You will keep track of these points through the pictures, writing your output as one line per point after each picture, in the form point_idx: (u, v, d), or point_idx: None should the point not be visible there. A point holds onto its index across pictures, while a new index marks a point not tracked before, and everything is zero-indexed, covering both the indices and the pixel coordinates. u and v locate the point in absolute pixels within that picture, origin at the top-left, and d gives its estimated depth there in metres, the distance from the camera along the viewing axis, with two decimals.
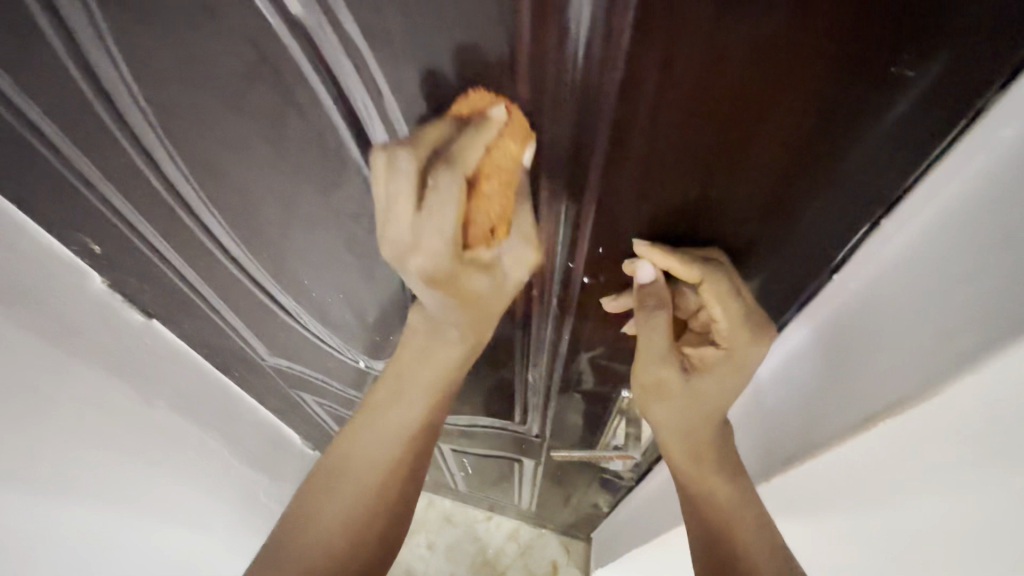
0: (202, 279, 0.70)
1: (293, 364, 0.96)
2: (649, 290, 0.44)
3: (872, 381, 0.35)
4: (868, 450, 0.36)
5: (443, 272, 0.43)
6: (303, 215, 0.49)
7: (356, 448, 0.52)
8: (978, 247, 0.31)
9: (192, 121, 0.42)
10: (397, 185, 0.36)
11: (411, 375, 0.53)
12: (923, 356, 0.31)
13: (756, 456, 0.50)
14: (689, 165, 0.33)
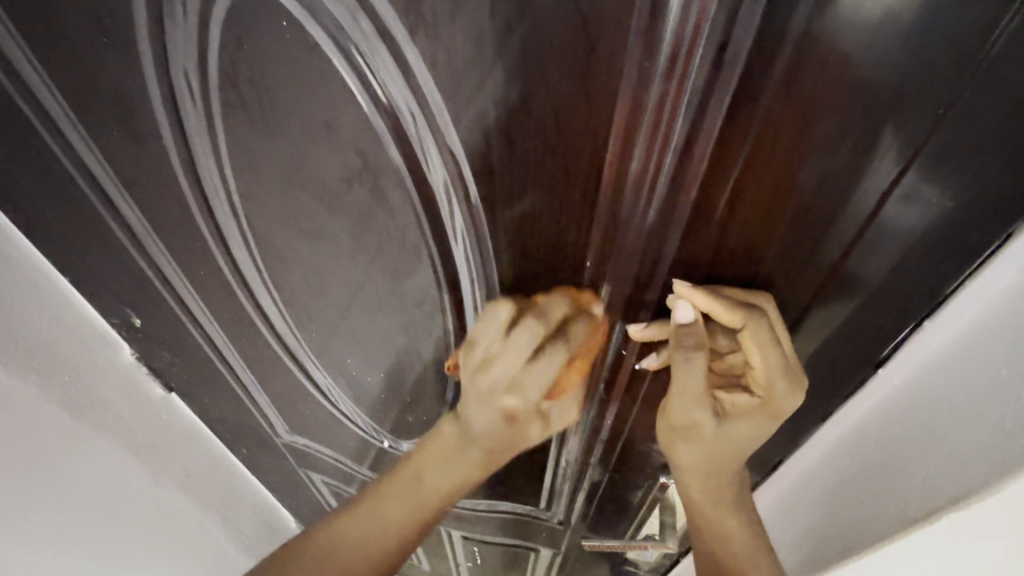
0: (240, 359, 0.70)
1: (310, 442, 0.94)
2: (687, 331, 0.40)
3: (927, 478, 0.37)
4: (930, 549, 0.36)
5: (522, 414, 0.47)
6: (365, 299, 0.53)
7: (382, 516, 0.49)
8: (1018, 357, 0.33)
9: (281, 213, 0.46)
10: (516, 343, 0.42)
11: (447, 469, 0.49)
12: (981, 455, 0.33)
13: (803, 550, 0.50)
14: (751, 267, 0.38)
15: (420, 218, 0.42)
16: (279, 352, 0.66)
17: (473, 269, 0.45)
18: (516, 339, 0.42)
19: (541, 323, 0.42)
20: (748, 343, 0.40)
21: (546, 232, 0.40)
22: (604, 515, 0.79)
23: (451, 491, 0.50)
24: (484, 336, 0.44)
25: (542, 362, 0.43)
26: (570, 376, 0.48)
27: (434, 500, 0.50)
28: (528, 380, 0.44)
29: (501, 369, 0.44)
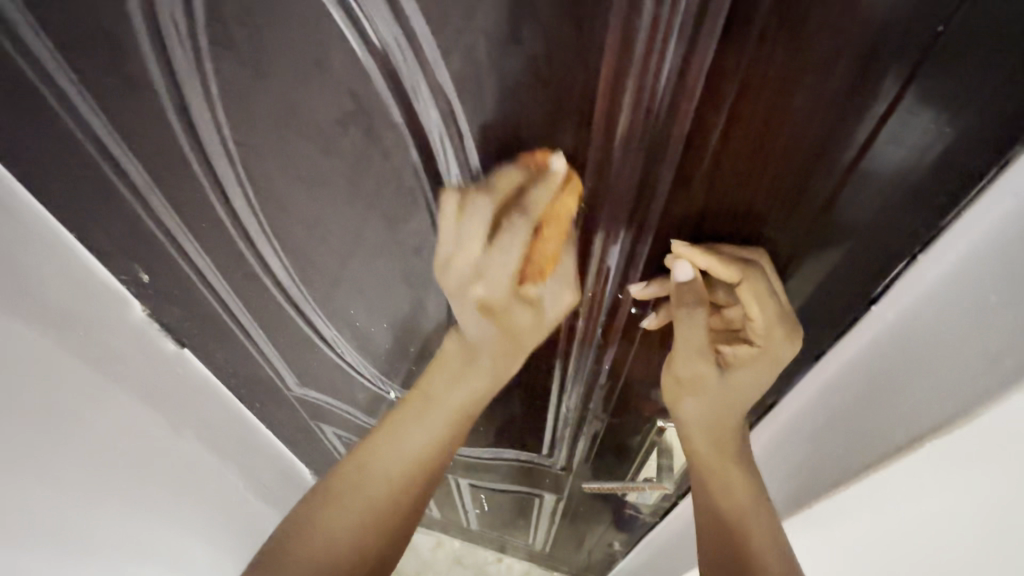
0: (247, 312, 0.72)
1: (320, 395, 0.97)
2: (687, 289, 0.43)
3: (908, 409, 0.38)
4: (910, 475, 0.38)
5: (499, 305, 0.48)
6: (365, 247, 0.53)
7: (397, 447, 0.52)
8: (1001, 288, 0.33)
9: (277, 161, 0.46)
10: (474, 213, 0.40)
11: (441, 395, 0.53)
12: (960, 386, 0.33)
13: (791, 484, 0.52)
14: (746, 203, 0.37)
15: (414, 160, 0.42)
16: (285, 303, 0.68)
17: None
18: (500, 227, 0.41)
19: (522, 218, 0.40)
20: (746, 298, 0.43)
21: (537, 174, 0.39)
22: (604, 459, 0.82)
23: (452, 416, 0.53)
24: (446, 225, 0.42)
25: (506, 240, 0.42)
26: (547, 248, 0.43)
27: (447, 426, 0.53)
28: (493, 268, 0.44)
29: (466, 256, 0.44)
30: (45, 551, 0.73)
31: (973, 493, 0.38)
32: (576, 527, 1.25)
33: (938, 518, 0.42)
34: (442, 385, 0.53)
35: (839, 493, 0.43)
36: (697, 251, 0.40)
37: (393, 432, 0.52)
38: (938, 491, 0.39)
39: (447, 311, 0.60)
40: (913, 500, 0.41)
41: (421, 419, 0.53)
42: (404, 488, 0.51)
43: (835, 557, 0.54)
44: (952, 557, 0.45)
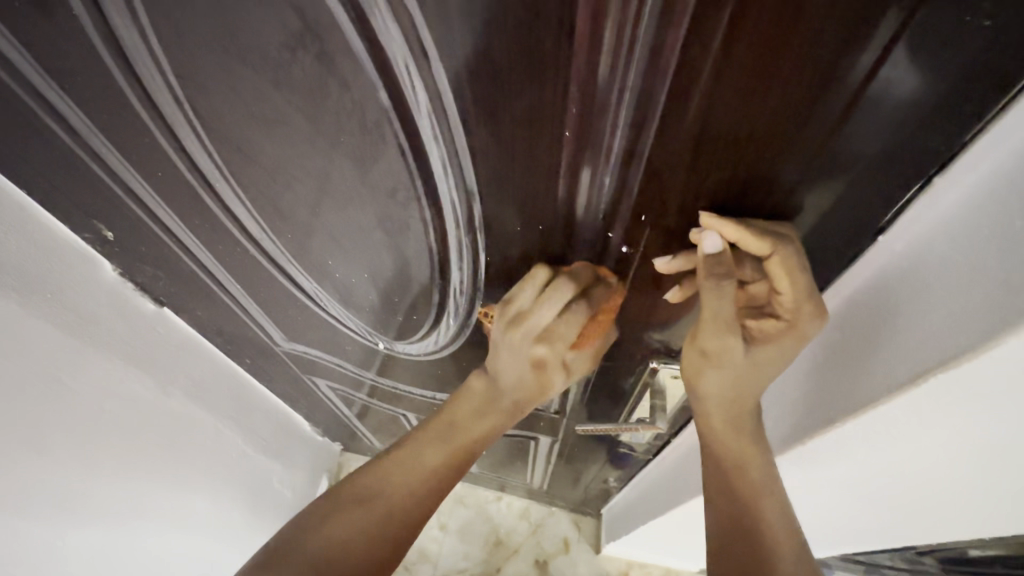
0: (220, 266, 0.69)
1: (308, 349, 0.95)
2: (716, 260, 0.42)
3: (911, 344, 0.36)
4: (909, 411, 0.37)
5: (550, 362, 0.57)
6: (335, 192, 0.49)
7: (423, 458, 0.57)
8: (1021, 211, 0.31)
9: (226, 97, 0.42)
10: (556, 293, 0.50)
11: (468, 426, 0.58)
12: (970, 316, 0.31)
13: (785, 420, 0.51)
14: (746, 131, 0.34)
15: (376, 87, 0.38)
16: (259, 257, 0.64)
17: (442, 150, 0.41)
18: (541, 310, 0.51)
19: (569, 288, 0.50)
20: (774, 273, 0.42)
21: (515, 98, 0.35)
22: (597, 403, 0.82)
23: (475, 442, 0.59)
24: (522, 296, 0.52)
25: (571, 316, 0.52)
26: (594, 329, 0.57)
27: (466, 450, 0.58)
28: (559, 334, 0.54)
29: (537, 320, 0.53)
30: (41, 510, 0.73)
31: (968, 426, 0.37)
32: (573, 466, 1.28)
33: (932, 447, 0.41)
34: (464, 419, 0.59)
35: (836, 430, 0.42)
36: (727, 223, 0.39)
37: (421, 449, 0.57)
38: (941, 424, 0.38)
39: (428, 259, 0.57)
40: (911, 434, 0.40)
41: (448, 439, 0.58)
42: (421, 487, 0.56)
43: (821, 484, 0.55)
44: (937, 473, 0.46)
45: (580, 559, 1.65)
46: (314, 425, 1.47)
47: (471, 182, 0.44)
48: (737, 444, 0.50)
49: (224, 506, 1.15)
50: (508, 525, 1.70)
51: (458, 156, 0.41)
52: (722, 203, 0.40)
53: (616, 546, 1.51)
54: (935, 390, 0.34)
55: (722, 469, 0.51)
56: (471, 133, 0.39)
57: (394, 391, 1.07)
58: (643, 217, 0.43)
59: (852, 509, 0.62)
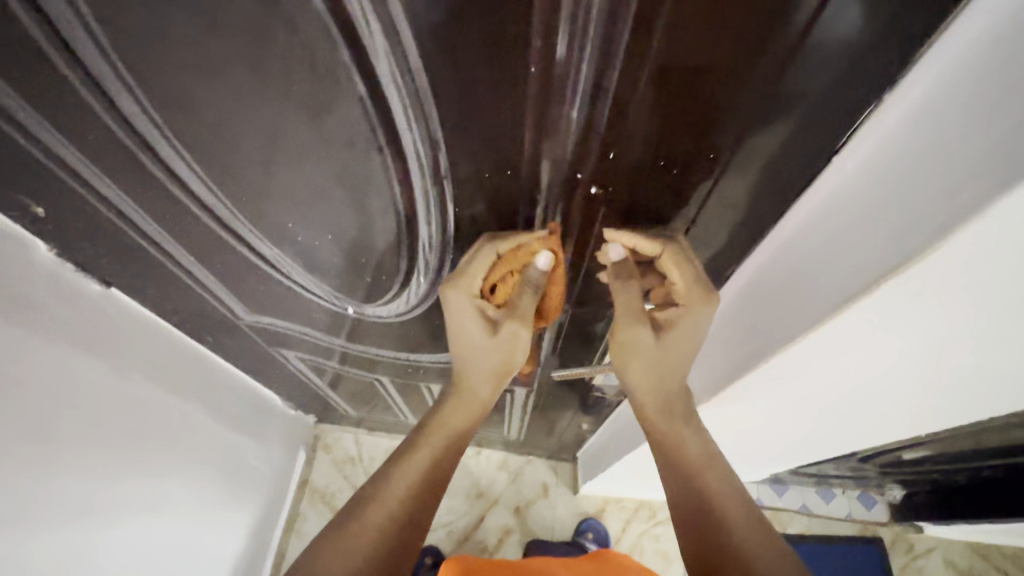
0: (170, 239, 0.64)
1: (273, 321, 0.92)
2: (620, 265, 0.54)
3: (861, 258, 0.39)
4: (858, 320, 0.40)
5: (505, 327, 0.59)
6: (291, 148, 0.47)
7: (411, 470, 0.58)
8: (966, 121, 0.32)
9: (162, 48, 0.38)
10: (479, 264, 0.56)
11: (450, 417, 0.62)
12: (913, 228, 0.34)
13: (746, 344, 0.55)
14: (708, 56, 0.34)
15: (328, 26, 0.35)
16: (211, 224, 0.61)
17: (403, 92, 0.40)
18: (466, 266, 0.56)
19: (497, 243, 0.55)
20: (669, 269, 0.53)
21: (477, 28, 0.34)
22: (570, 349, 0.85)
23: (459, 437, 0.62)
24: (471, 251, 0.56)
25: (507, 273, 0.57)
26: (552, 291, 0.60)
27: (452, 449, 0.62)
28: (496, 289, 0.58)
29: (472, 279, 0.57)
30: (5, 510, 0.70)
31: (911, 336, 0.41)
32: (548, 415, 1.33)
33: (876, 356, 0.45)
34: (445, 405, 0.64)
35: (795, 346, 0.45)
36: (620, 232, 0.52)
37: (409, 462, 0.59)
38: (886, 334, 0.41)
39: (394, 214, 0.56)
40: (860, 344, 0.43)
41: (431, 444, 0.61)
42: (415, 505, 0.57)
43: (780, 401, 0.59)
44: (880, 380, 0.50)
45: (559, 500, 1.74)
46: (286, 399, 1.45)
47: (433, 127, 0.42)
48: (666, 424, 0.59)
49: (200, 486, 1.14)
50: (489, 477, 1.76)
51: (420, 99, 0.40)
52: (687, 138, 0.40)
53: (592, 485, 1.59)
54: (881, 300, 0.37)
55: (664, 450, 0.59)
56: (432, 73, 0.38)
57: (366, 356, 1.06)
58: (612, 154, 0.42)
59: (804, 420, 0.67)
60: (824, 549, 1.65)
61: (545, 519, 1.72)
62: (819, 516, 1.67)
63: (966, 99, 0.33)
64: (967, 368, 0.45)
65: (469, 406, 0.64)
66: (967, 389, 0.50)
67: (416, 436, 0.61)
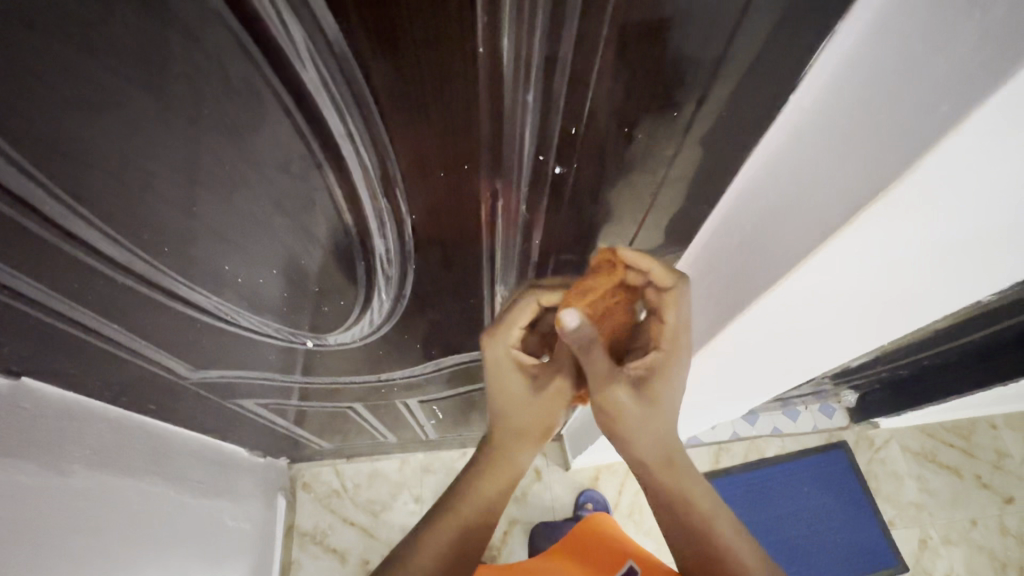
0: (84, 309, 0.56)
1: (224, 372, 0.84)
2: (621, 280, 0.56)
3: (836, 191, 0.39)
4: (839, 254, 0.40)
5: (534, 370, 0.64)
6: (215, 182, 0.41)
7: (427, 553, 0.56)
8: (937, 41, 0.33)
9: (29, 95, 0.31)
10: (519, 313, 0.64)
11: (475, 493, 0.61)
12: (885, 155, 0.34)
13: (729, 294, 0.55)
14: (663, 12, 0.32)
15: (234, 34, 0.30)
16: (130, 282, 0.53)
17: (334, 95, 0.35)
18: (508, 323, 0.64)
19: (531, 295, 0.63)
20: (674, 309, 0.57)
21: (418, 15, 0.30)
22: None
23: (481, 512, 0.60)
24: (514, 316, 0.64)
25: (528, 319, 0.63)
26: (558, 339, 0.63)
27: (471, 520, 0.59)
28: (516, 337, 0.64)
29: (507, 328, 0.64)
30: None
31: (890, 261, 0.41)
32: None
33: (854, 286, 0.46)
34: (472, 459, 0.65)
35: (783, 285, 0.46)
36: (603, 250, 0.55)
37: (426, 546, 0.56)
38: (863, 264, 0.42)
39: (342, 232, 0.51)
40: (841, 275, 0.44)
41: (449, 524, 0.58)
42: None
43: (764, 342, 0.60)
44: (856, 309, 0.52)
45: (553, 481, 1.75)
46: (252, 448, 1.35)
47: (377, 130, 0.39)
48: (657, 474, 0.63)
49: (178, 563, 1.04)
50: None
51: (357, 98, 0.36)
52: (646, 101, 0.39)
53: (582, 458, 1.61)
54: (861, 231, 0.37)
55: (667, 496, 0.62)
56: (367, 68, 0.33)
57: (333, 386, 1.00)
58: (575, 129, 0.41)
59: (786, 360, 0.69)
60: (801, 463, 1.76)
61: (543, 502, 1.73)
62: (791, 436, 1.78)
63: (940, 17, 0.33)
64: (937, 284, 0.47)
65: (496, 477, 0.63)
66: (933, 303, 0.53)
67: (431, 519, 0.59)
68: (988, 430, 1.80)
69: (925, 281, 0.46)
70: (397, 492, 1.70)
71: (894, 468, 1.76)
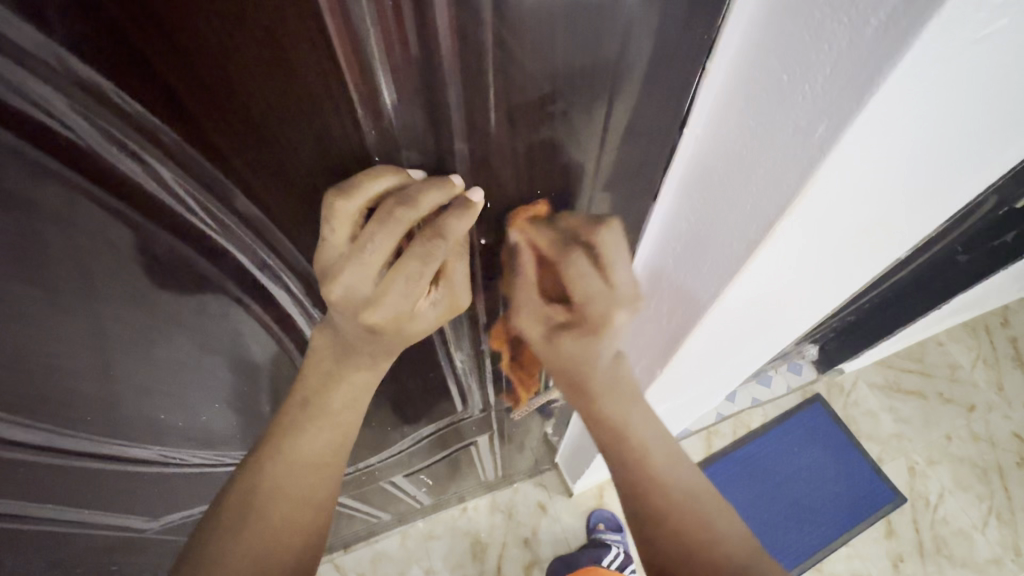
0: (8, 499, 0.49)
1: (185, 509, 0.74)
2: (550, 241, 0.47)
3: (735, 228, 0.39)
4: (752, 276, 0.41)
5: (388, 323, 0.42)
6: (127, 342, 0.38)
7: (269, 543, 0.45)
8: (779, 86, 0.32)
9: None
10: (382, 246, 0.36)
11: (310, 440, 0.47)
12: (770, 196, 0.34)
13: (664, 326, 0.54)
14: (542, 100, 0.33)
15: (107, 206, 0.29)
16: (58, 463, 0.47)
17: (231, 231, 0.34)
18: (368, 246, 0.36)
19: (396, 183, 0.34)
20: (583, 261, 0.49)
21: (303, 152, 0.30)
22: (514, 382, 0.82)
23: (331, 457, 0.48)
24: (345, 221, 0.35)
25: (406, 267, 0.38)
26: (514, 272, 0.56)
27: (321, 491, 0.48)
28: (386, 281, 0.38)
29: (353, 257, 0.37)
30: None
31: (803, 263, 0.42)
32: (516, 442, 1.29)
33: (778, 292, 0.47)
34: (317, 387, 0.46)
35: (711, 312, 0.45)
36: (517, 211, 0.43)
37: (271, 478, 0.46)
38: (779, 275, 0.43)
39: (280, 351, 0.49)
40: (775, 278, 0.43)
41: (295, 479, 0.47)
42: (290, 514, 0.46)
43: (714, 356, 0.60)
44: (791, 307, 0.53)
45: (560, 510, 1.71)
46: None
47: (289, 249, 0.37)
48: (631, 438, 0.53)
49: None
50: (486, 527, 1.68)
51: (257, 228, 0.34)
52: (551, 168, 0.40)
53: (583, 481, 1.58)
54: (767, 253, 0.38)
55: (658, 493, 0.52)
56: (261, 201, 0.32)
57: None
58: (492, 205, 0.41)
59: (741, 359, 0.69)
60: (786, 427, 1.81)
61: (555, 534, 1.68)
62: (770, 402, 1.84)
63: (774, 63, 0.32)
64: (858, 270, 0.49)
65: (339, 436, 0.48)
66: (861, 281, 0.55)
67: (268, 456, 0.47)
68: (937, 347, 1.93)
69: (844, 269, 0.48)
70: (406, 568, 1.62)
71: (868, 407, 1.84)
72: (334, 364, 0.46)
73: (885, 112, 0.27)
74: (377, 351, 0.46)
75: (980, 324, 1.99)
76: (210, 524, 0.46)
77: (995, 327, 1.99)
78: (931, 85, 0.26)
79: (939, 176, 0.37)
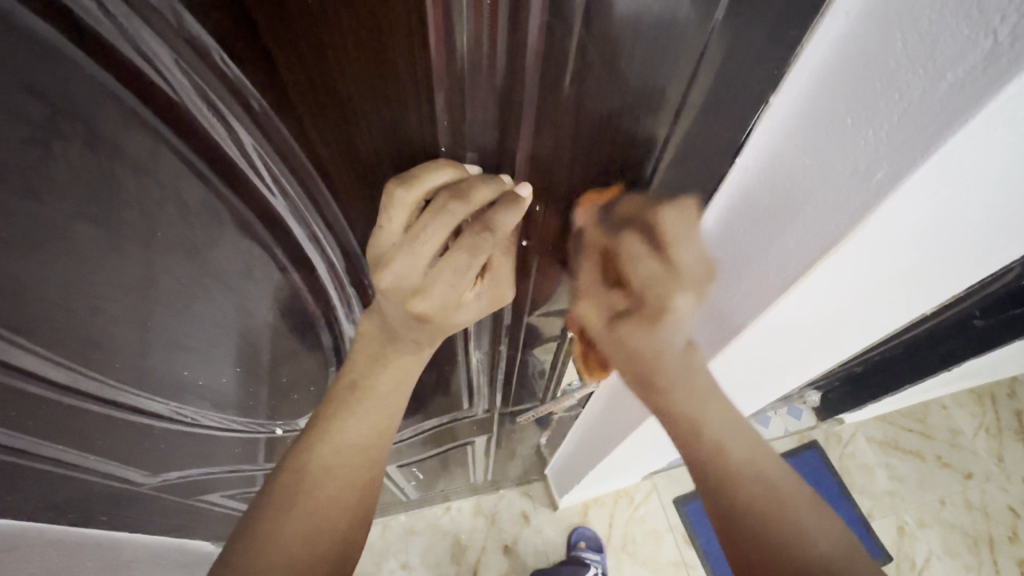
0: (29, 439, 0.50)
1: (185, 470, 0.75)
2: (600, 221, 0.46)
3: (774, 261, 0.39)
4: (784, 309, 0.40)
5: (432, 314, 0.44)
6: (175, 294, 0.40)
7: (323, 517, 0.46)
8: (835, 131, 0.33)
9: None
10: (434, 237, 0.37)
11: (353, 421, 0.49)
12: (809, 236, 0.35)
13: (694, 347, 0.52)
14: (607, 118, 0.35)
15: (188, 160, 0.31)
16: (83, 406, 0.49)
17: (292, 198, 0.36)
18: (421, 236, 0.37)
19: (450, 180, 0.35)
20: (637, 242, 0.45)
21: (375, 138, 0.32)
22: (522, 388, 0.83)
23: (374, 439, 0.50)
24: (398, 213, 0.36)
25: (455, 261, 0.39)
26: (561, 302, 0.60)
27: (367, 472, 0.49)
28: (434, 274, 0.40)
29: (407, 248, 0.38)
30: None
31: (838, 302, 0.42)
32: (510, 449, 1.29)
33: (809, 328, 0.46)
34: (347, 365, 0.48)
35: (738, 340, 0.45)
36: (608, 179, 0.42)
37: (325, 453, 0.48)
38: (812, 310, 0.42)
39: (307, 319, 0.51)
40: (804, 317, 0.43)
41: (347, 456, 0.48)
42: (341, 492, 0.47)
43: (732, 383, 0.59)
44: (817, 345, 0.52)
45: (543, 523, 1.70)
46: None
47: (340, 223, 0.40)
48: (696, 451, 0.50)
49: None
50: (467, 529, 1.67)
51: (319, 201, 0.37)
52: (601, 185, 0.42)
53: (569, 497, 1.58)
54: (802, 291, 0.38)
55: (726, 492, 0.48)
56: (328, 177, 0.35)
57: None
58: (540, 208, 0.44)
59: (755, 394, 0.68)
60: None
61: (536, 547, 1.67)
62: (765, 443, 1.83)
63: (834, 107, 0.32)
64: (884, 320, 0.49)
65: (369, 417, 0.49)
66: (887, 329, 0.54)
67: (317, 435, 0.48)
68: (939, 410, 1.91)
69: (873, 316, 0.47)
70: (382, 560, 1.62)
71: (864, 460, 1.83)
72: (372, 349, 0.48)
73: (948, 171, 0.27)
74: (418, 339, 0.47)
75: (986, 393, 1.95)
76: (258, 503, 0.47)
77: (1001, 398, 1.95)
78: (998, 150, 0.27)
79: (993, 234, 0.36)
